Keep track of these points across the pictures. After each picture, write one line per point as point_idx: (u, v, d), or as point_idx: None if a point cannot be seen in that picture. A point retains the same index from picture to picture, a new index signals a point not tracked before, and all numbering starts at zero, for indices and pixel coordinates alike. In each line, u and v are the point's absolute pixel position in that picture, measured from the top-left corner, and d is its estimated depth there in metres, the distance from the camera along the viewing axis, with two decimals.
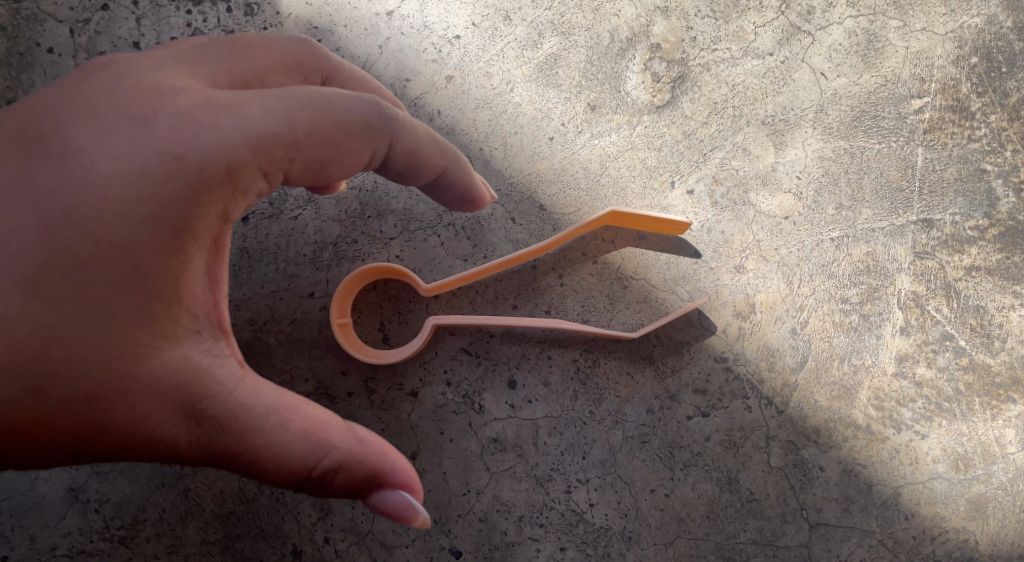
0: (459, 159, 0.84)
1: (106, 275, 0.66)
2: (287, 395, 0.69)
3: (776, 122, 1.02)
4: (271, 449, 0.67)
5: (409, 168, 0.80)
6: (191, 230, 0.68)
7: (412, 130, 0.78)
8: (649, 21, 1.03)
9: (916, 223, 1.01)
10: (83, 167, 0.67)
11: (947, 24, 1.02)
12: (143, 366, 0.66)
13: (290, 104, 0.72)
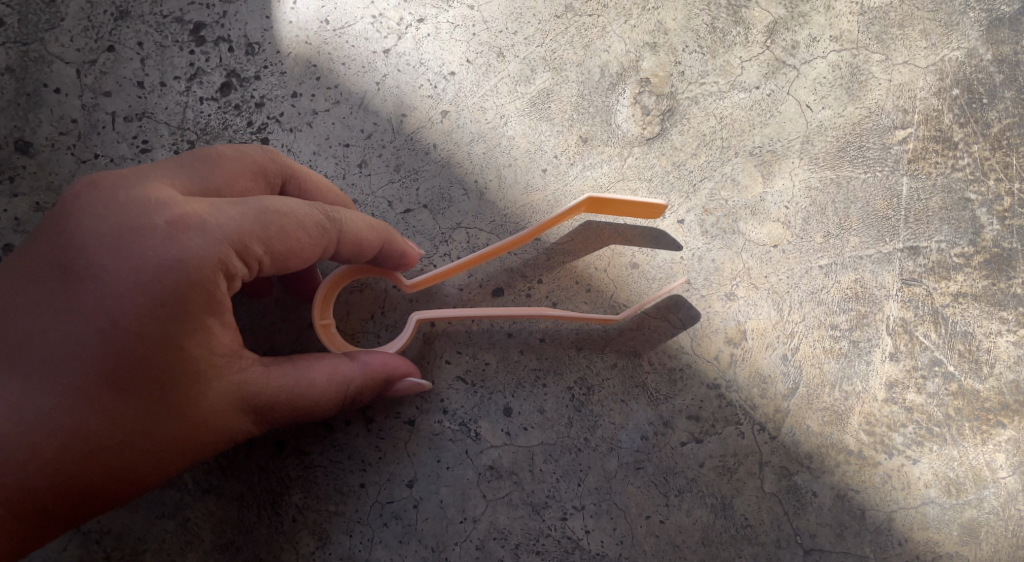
0: (393, 234, 0.94)
1: (145, 370, 0.78)
2: (306, 364, 0.86)
3: (763, 153, 1.04)
4: (312, 397, 0.86)
5: (364, 251, 0.91)
6: (199, 323, 0.79)
7: (358, 224, 0.89)
8: (638, 56, 1.06)
9: (903, 250, 1.03)
10: (107, 291, 0.78)
11: (928, 58, 1.05)
12: (196, 419, 0.81)
13: (259, 214, 0.82)
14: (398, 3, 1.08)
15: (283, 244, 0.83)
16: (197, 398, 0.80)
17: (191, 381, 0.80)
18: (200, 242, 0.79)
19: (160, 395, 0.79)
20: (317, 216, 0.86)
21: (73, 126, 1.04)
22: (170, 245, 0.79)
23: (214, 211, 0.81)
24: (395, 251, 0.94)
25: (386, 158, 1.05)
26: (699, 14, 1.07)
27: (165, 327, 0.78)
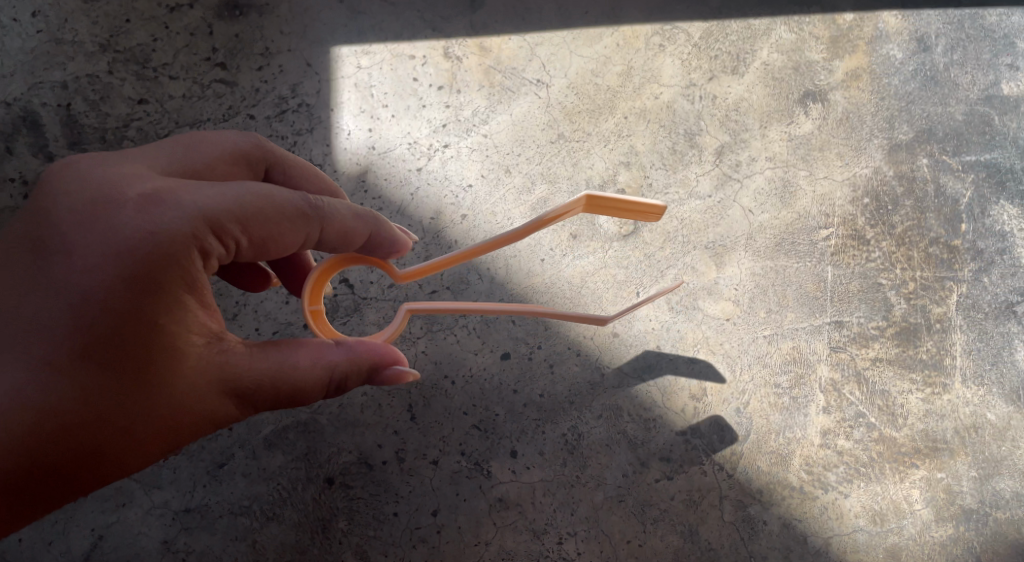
0: (380, 222, 1.02)
1: (120, 340, 0.87)
2: (288, 348, 0.93)
3: (716, 247, 1.31)
4: (293, 376, 0.93)
5: (346, 240, 1.00)
6: (172, 294, 0.89)
7: (342, 211, 0.99)
8: (616, 172, 1.34)
9: (829, 323, 1.29)
10: (82, 264, 0.88)
11: (843, 174, 1.33)
12: (173, 392, 0.89)
13: (235, 194, 0.92)
14: (429, 132, 1.38)
15: (260, 226, 0.93)
16: (172, 368, 0.89)
17: (165, 351, 0.89)
18: (172, 219, 0.89)
19: (135, 364, 0.88)
20: (295, 204, 0.95)
21: None
22: (144, 222, 0.89)
23: (189, 190, 0.91)
24: (383, 239, 1.03)
25: (418, 252, 1.33)
26: (664, 138, 1.35)
27: (138, 298, 0.88)
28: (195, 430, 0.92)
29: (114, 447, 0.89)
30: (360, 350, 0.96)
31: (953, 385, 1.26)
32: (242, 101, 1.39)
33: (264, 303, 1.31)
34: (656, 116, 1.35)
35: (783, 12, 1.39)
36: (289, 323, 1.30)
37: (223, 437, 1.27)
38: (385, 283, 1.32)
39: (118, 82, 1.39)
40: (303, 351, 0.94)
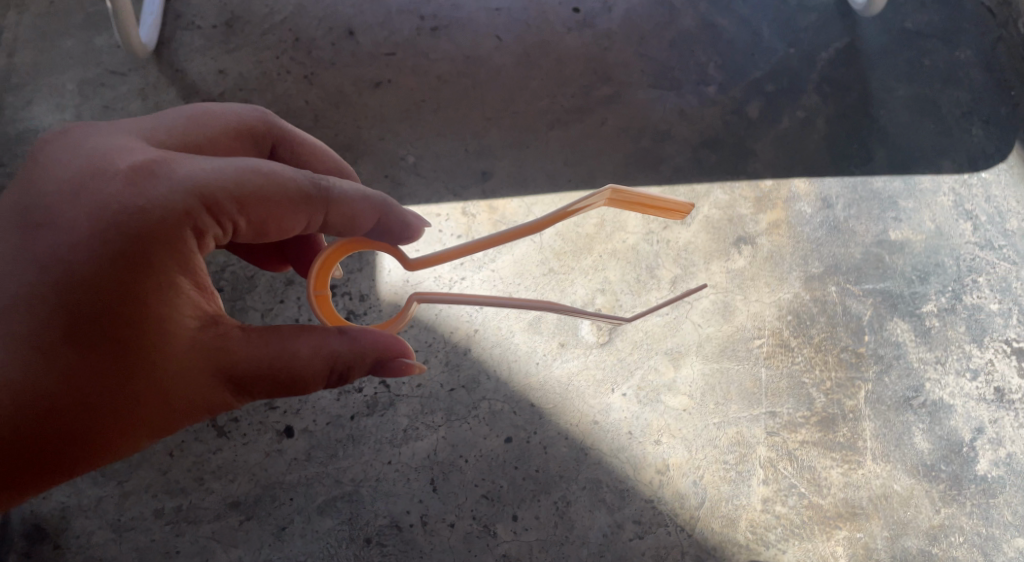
0: (387, 204, 1.21)
1: (118, 307, 1.02)
2: (288, 334, 1.09)
3: (673, 353, 1.68)
4: (293, 360, 1.09)
5: (349, 220, 1.18)
6: (171, 265, 1.05)
7: (348, 193, 1.17)
8: (594, 297, 1.74)
9: (765, 413, 1.63)
10: (84, 234, 1.03)
11: (771, 297, 1.72)
12: (169, 363, 1.05)
13: (236, 175, 1.09)
14: (450, 268, 1.77)
15: (263, 205, 1.10)
16: (167, 339, 1.04)
17: (159, 321, 1.04)
18: (172, 198, 1.05)
19: (129, 327, 1.03)
20: (301, 184, 1.13)
21: None
22: (145, 198, 1.04)
23: (190, 171, 1.07)
24: (396, 222, 1.23)
25: (440, 358, 1.71)
26: (630, 271, 1.75)
27: (135, 266, 1.03)
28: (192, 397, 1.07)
29: (112, 410, 1.04)
30: (360, 339, 1.12)
31: (866, 461, 1.59)
32: None
33: (320, 399, 1.67)
34: (623, 255, 1.76)
35: (718, 178, 1.82)
36: (338, 415, 1.67)
37: (286, 505, 1.61)
38: (413, 383, 1.69)
39: None
40: (304, 341, 1.09)
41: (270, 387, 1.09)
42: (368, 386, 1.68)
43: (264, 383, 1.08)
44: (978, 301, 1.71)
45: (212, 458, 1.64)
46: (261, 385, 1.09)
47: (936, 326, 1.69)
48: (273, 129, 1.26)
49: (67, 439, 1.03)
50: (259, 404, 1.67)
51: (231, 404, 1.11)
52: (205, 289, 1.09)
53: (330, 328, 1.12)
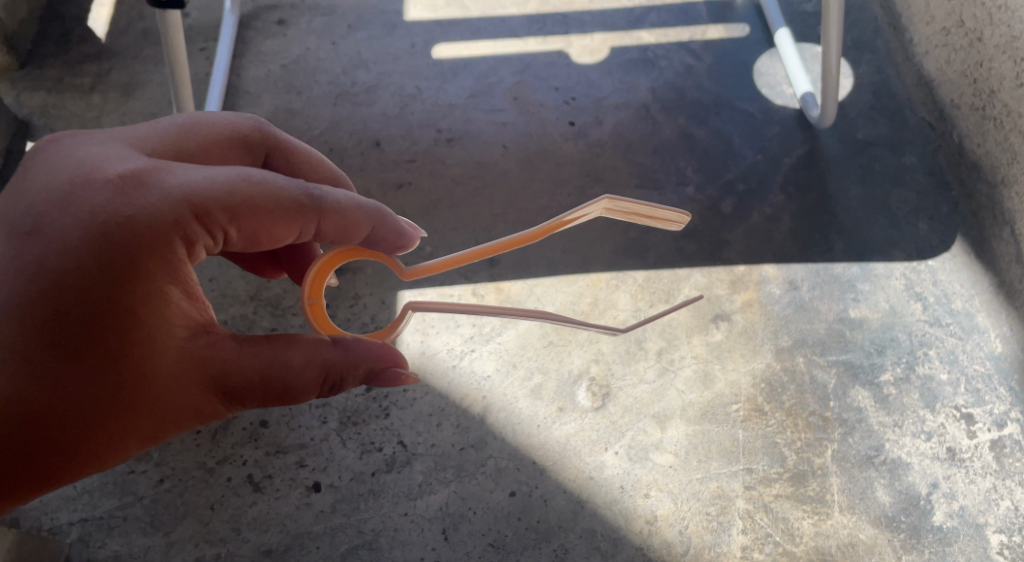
0: (381, 216, 1.27)
1: (109, 317, 1.08)
2: (281, 347, 1.16)
3: (660, 416, 1.89)
4: (284, 371, 1.16)
5: (341, 230, 1.24)
6: (162, 274, 1.11)
7: (342, 202, 1.22)
8: (589, 366, 1.96)
9: (743, 469, 1.82)
10: (75, 242, 1.08)
11: (746, 367, 1.94)
12: (159, 373, 1.11)
13: (227, 186, 1.15)
14: (461, 341, 2.02)
15: (255, 214, 1.16)
16: (157, 351, 1.11)
17: (151, 330, 1.10)
18: (162, 210, 1.11)
19: (119, 338, 1.09)
20: (294, 196, 1.18)
21: (289, 409, 1.92)
22: (135, 208, 1.11)
23: (182, 181, 1.14)
24: (391, 231, 1.29)
25: (452, 421, 1.92)
26: (621, 344, 1.98)
27: (125, 278, 1.09)
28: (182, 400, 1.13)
29: (101, 416, 1.10)
30: (353, 351, 1.21)
31: (834, 512, 1.77)
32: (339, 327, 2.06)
33: (345, 459, 1.88)
34: (615, 330, 2.00)
35: (698, 265, 2.08)
36: (361, 471, 1.87)
37: (313, 552, 1.79)
38: (428, 443, 1.90)
39: (258, 318, 2.13)
40: (298, 354, 1.17)
41: (260, 398, 1.16)
42: (387, 446, 1.90)
43: (254, 394, 1.16)
44: (930, 371, 1.93)
45: (248, 510, 1.83)
46: (252, 397, 1.16)
47: (893, 393, 1.90)
48: (267, 139, 1.35)
49: (62, 446, 1.09)
50: (291, 463, 1.88)
51: (221, 409, 1.17)
52: (195, 301, 1.16)
53: (325, 339, 1.21)
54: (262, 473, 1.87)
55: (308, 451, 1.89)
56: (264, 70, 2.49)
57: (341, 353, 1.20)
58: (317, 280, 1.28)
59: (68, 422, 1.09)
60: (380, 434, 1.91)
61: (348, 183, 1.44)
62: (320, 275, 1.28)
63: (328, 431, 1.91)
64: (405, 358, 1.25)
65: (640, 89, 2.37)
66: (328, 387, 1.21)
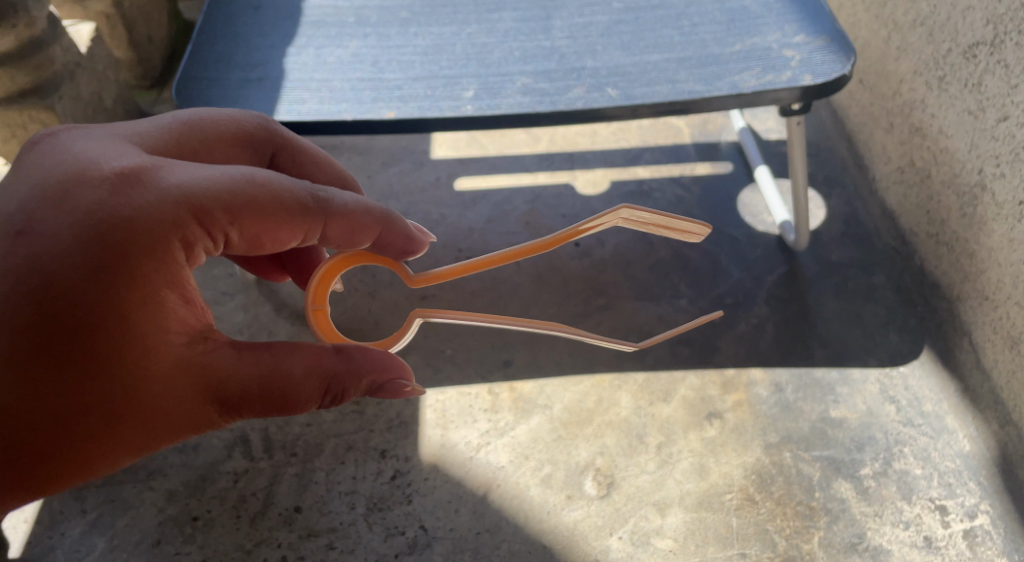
0: (383, 221, 1.50)
1: (112, 313, 1.26)
2: (275, 352, 1.38)
3: (660, 504, 2.07)
4: (279, 370, 1.37)
5: (345, 229, 1.46)
6: (161, 265, 1.30)
7: (344, 205, 1.44)
8: (595, 458, 2.16)
9: (737, 554, 1.99)
10: (79, 235, 1.27)
11: (739, 460, 2.14)
12: (157, 367, 1.30)
13: (229, 190, 1.34)
14: (478, 435, 2.23)
15: (253, 217, 1.36)
16: (157, 346, 1.30)
17: (150, 320, 1.29)
18: (165, 210, 1.31)
19: (121, 328, 1.27)
20: (300, 196, 1.39)
21: (321, 498, 2.15)
22: (139, 209, 1.30)
23: (180, 182, 1.33)
24: (399, 235, 1.53)
25: (469, 507, 2.10)
26: (624, 438, 2.19)
27: (126, 273, 1.28)
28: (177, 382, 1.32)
29: (100, 403, 1.27)
30: (357, 363, 1.44)
31: None
32: (369, 421, 2.28)
33: (370, 541, 2.07)
34: (618, 425, 2.21)
35: (692, 368, 2.32)
36: (385, 553, 2.05)
37: None
38: (447, 527, 2.08)
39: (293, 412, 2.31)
40: (298, 360, 1.39)
41: (260, 401, 1.37)
42: (410, 530, 2.08)
43: (254, 397, 1.36)
44: (905, 466, 2.12)
45: None
46: (251, 401, 1.36)
47: (872, 485, 2.09)
48: (268, 140, 1.59)
49: (65, 422, 1.26)
50: (320, 545, 2.08)
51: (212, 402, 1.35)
52: (192, 303, 1.35)
53: (327, 349, 1.43)
54: (295, 555, 2.07)
55: (337, 535, 2.09)
56: None
57: (343, 360, 1.43)
58: (321, 287, 1.56)
59: (68, 405, 1.26)
60: (403, 519, 2.10)
61: (346, 178, 1.71)
62: (325, 282, 1.56)
63: (356, 516, 2.11)
64: (409, 371, 1.51)
65: None
66: (329, 394, 1.43)
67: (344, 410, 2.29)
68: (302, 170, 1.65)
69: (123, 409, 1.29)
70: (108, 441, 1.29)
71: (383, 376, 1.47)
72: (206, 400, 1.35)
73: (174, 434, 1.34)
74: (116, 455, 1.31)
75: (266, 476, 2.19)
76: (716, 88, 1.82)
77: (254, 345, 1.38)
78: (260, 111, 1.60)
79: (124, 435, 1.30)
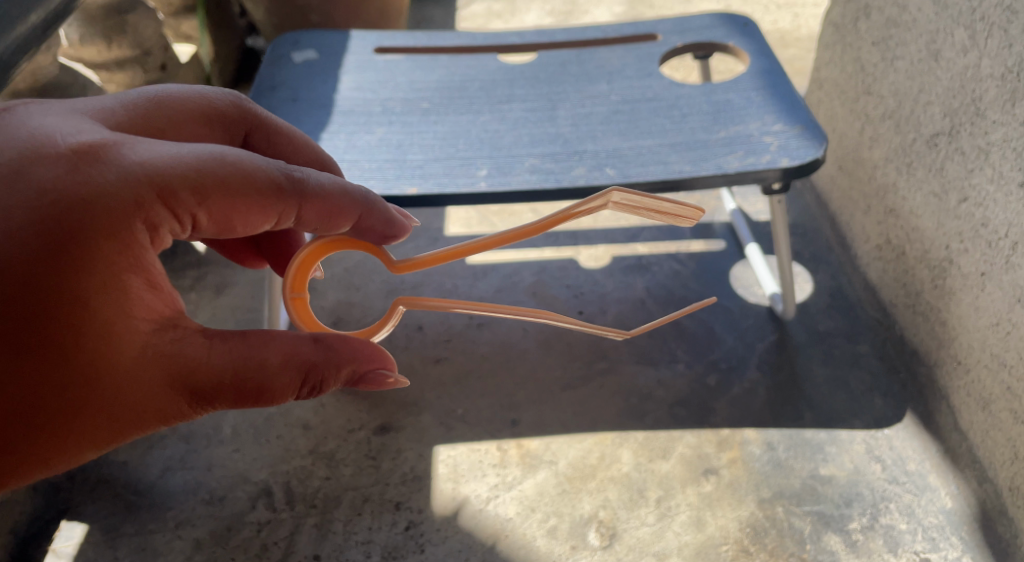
0: (365, 205, 1.44)
1: (65, 299, 1.18)
2: (249, 343, 1.31)
3: (659, 554, 2.20)
4: (251, 363, 1.30)
5: (322, 212, 1.39)
6: (121, 243, 1.23)
7: (320, 186, 1.38)
8: (598, 511, 2.29)
9: None
10: (31, 211, 1.19)
11: (734, 513, 2.27)
12: (117, 356, 1.22)
13: (197, 169, 1.27)
14: (487, 489, 2.36)
15: (222, 196, 1.29)
16: (116, 337, 1.22)
17: (107, 303, 1.21)
18: (127, 189, 1.24)
19: (75, 316, 1.19)
20: (274, 177, 1.33)
21: (338, 547, 2.27)
22: (99, 187, 1.22)
23: (145, 159, 1.26)
24: (379, 220, 1.46)
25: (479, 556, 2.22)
26: (625, 492, 2.33)
27: (82, 256, 1.19)
28: (135, 373, 1.24)
29: (53, 397, 1.19)
30: (337, 351, 1.36)
31: None
32: (385, 475, 2.42)
33: None
34: (620, 480, 2.35)
35: (688, 427, 2.47)
36: None
37: None
38: None
39: (314, 467, 2.46)
40: (273, 350, 1.32)
41: (233, 391, 1.29)
42: None
43: (226, 386, 1.29)
44: (891, 521, 2.25)
45: None
46: (223, 391, 1.29)
47: (860, 538, 2.21)
48: (240, 120, 1.57)
49: (15, 416, 1.18)
50: None
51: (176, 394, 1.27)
52: (156, 289, 1.27)
53: (308, 339, 1.36)
54: None
55: None
56: (330, 271, 3.07)
57: (322, 350, 1.36)
58: (299, 274, 1.49)
59: (17, 397, 1.17)
60: None
61: (321, 156, 1.68)
62: (303, 268, 1.48)
63: None
64: (392, 362, 1.43)
65: (637, 289, 2.90)
66: (308, 385, 1.35)
67: (360, 465, 2.45)
68: (277, 151, 1.63)
69: (79, 401, 1.21)
70: (62, 435, 1.21)
71: (368, 366, 1.40)
72: (173, 391, 1.27)
73: (136, 425, 1.26)
74: (70, 453, 1.23)
75: (287, 526, 2.32)
76: (703, 169, 2.06)
77: (227, 334, 1.31)
78: (232, 90, 1.58)
79: (82, 431, 1.22)
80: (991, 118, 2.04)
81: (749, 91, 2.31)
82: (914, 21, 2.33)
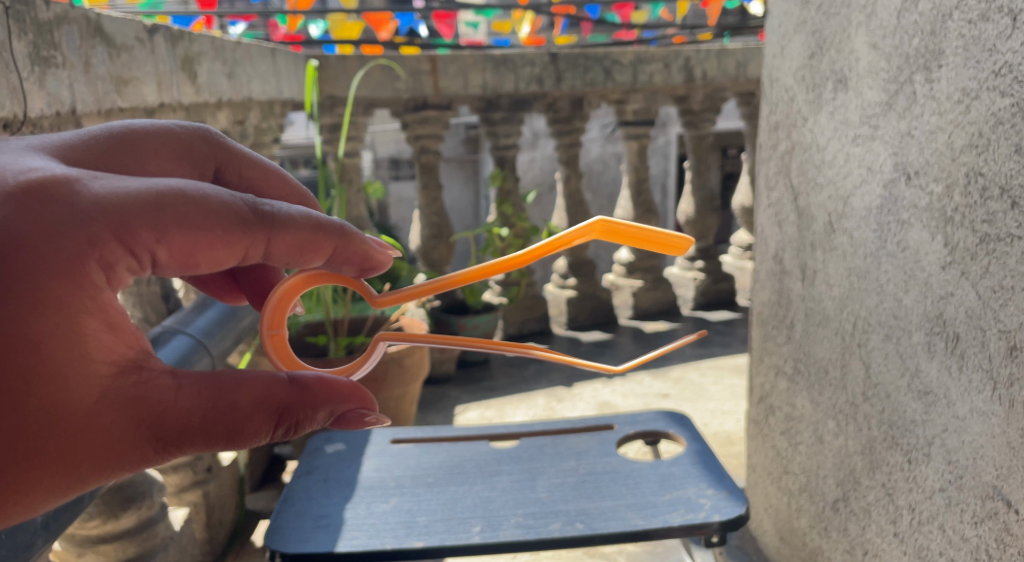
0: (340, 241, 1.53)
1: (22, 346, 1.26)
2: (224, 392, 1.46)
3: None
4: (218, 411, 1.45)
5: (290, 245, 1.46)
6: (83, 284, 1.30)
7: (282, 220, 1.44)
8: None
9: None
10: None
11: None
12: (76, 400, 1.33)
13: (155, 208, 1.33)
14: None
15: (181, 231, 1.34)
16: (71, 382, 1.32)
17: (61, 346, 1.29)
18: (83, 227, 1.30)
19: (27, 361, 1.27)
20: (240, 211, 1.40)
21: None
22: (56, 225, 1.29)
23: (100, 196, 1.32)
24: (356, 253, 1.57)
25: None
26: None
27: (40, 298, 1.26)
28: (91, 420, 1.35)
29: (10, 446, 1.30)
30: (313, 395, 1.56)
31: None
32: None
33: None
34: None
35: None
36: None
37: None
38: None
39: None
40: (245, 393, 1.48)
41: (202, 435, 1.44)
42: None
43: (195, 430, 1.43)
44: None
45: None
46: (193, 435, 1.43)
47: None
48: (215, 160, 1.74)
49: None
50: None
51: (134, 437, 1.39)
52: (117, 328, 1.36)
53: (282, 382, 1.54)
54: None
55: None
56: None
57: (297, 391, 1.54)
58: (281, 304, 1.77)
59: None
60: None
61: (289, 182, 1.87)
62: (284, 300, 1.76)
63: None
64: (370, 403, 1.65)
65: None
66: (283, 427, 1.53)
67: None
68: (248, 182, 1.82)
69: (38, 444, 1.32)
70: (28, 486, 1.35)
71: (346, 406, 1.61)
72: (139, 440, 1.40)
73: (99, 473, 1.39)
74: (44, 498, 1.38)
75: None
76: (653, 522, 2.62)
77: (194, 377, 1.45)
78: (201, 127, 1.72)
79: (44, 478, 1.35)
80: (864, 482, 2.62)
81: (687, 464, 3.00)
82: (802, 414, 3.09)
